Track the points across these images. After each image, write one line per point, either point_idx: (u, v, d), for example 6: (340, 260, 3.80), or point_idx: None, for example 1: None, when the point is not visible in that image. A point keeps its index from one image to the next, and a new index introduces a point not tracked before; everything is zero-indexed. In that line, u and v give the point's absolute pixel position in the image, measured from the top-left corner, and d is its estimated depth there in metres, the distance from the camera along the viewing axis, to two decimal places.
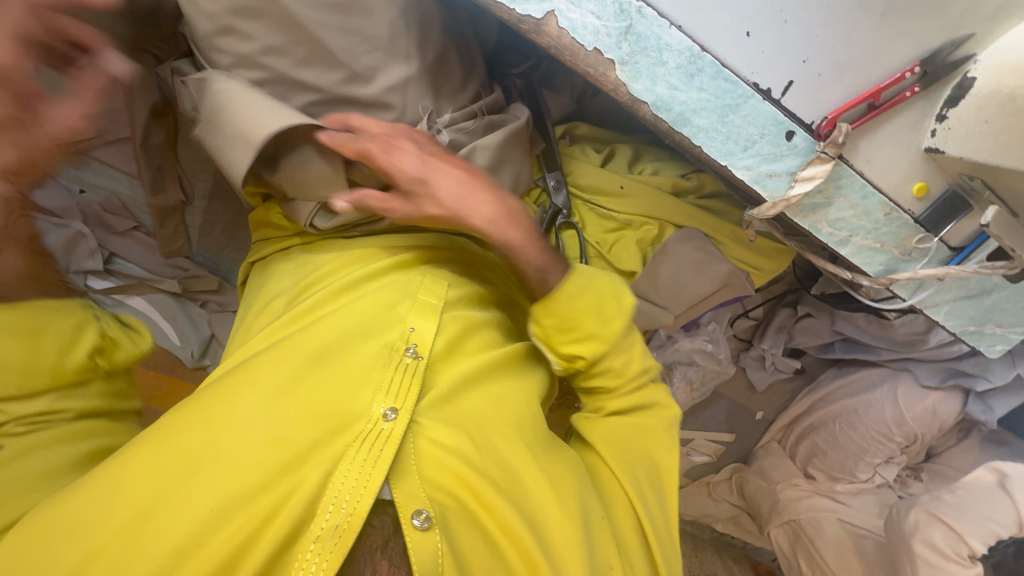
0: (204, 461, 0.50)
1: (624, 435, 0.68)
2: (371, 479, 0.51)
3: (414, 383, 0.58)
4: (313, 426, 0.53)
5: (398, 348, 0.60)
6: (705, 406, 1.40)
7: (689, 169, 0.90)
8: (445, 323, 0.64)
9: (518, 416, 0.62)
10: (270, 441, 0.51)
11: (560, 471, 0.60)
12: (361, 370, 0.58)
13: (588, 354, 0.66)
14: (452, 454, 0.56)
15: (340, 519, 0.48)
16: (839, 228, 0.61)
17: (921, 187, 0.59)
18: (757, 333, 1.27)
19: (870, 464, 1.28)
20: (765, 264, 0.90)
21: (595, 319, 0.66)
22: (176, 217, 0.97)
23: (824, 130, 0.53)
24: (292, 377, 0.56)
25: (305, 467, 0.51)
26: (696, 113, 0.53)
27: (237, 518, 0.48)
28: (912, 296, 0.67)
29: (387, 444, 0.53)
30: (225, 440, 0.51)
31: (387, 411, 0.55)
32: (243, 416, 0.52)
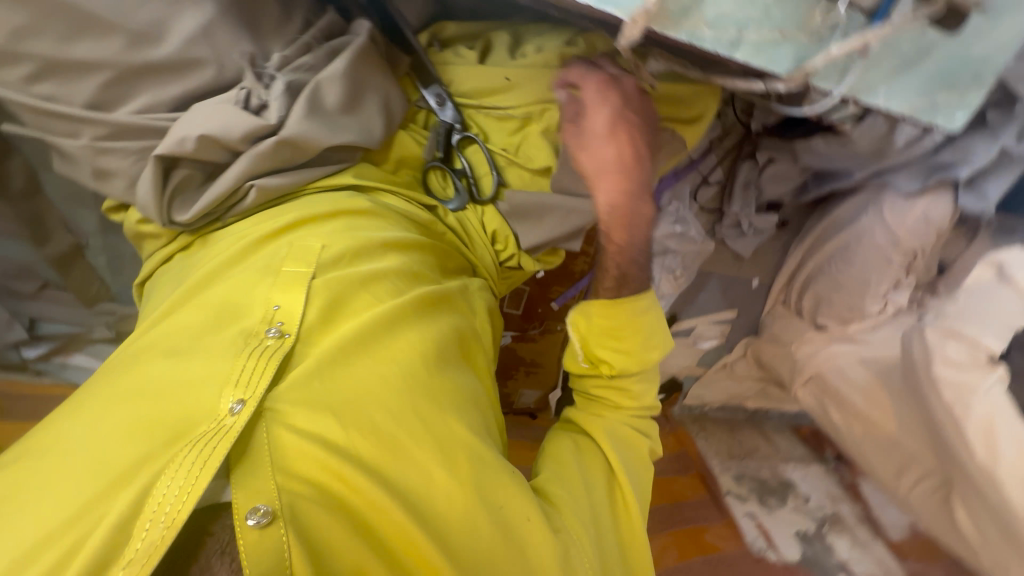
0: (30, 490, 0.47)
1: (617, 429, 0.76)
2: (196, 483, 0.46)
3: (269, 365, 0.54)
4: (143, 436, 0.49)
5: (257, 332, 0.57)
6: (699, 289, 1.34)
7: (572, 33, 0.77)
8: (313, 292, 0.61)
9: (406, 375, 0.59)
10: (95, 460, 0.48)
11: (450, 428, 0.59)
12: (207, 365, 0.53)
13: (622, 366, 0.76)
14: (313, 440, 0.52)
15: (156, 534, 0.44)
16: (724, 27, 0.51)
17: None
18: (726, 198, 1.17)
19: (876, 295, 1.17)
20: (690, 111, 0.78)
21: (639, 341, 0.76)
22: (80, 262, 0.92)
23: None
24: (133, 388, 0.53)
25: (127, 485, 0.46)
26: None
27: (54, 548, 0.44)
28: (840, 85, 0.57)
29: (222, 441, 0.48)
30: (58, 466, 0.48)
31: (232, 404, 0.51)
32: (78, 440, 0.50)
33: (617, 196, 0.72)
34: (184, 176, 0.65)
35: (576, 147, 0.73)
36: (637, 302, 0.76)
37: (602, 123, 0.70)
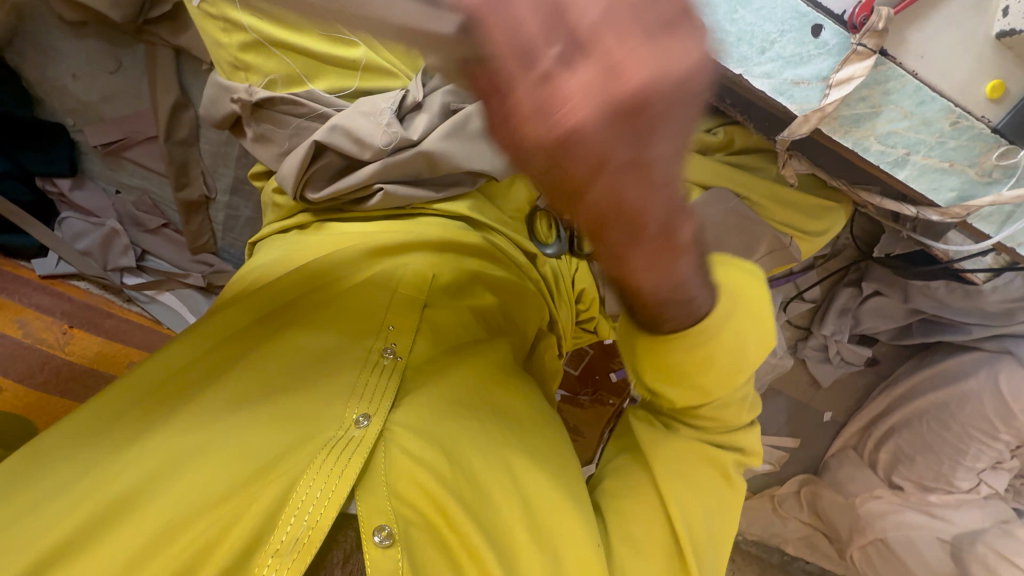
0: (169, 465, 0.47)
1: (688, 463, 0.56)
2: (337, 487, 0.47)
3: (390, 387, 0.54)
4: (281, 433, 0.50)
5: (376, 352, 0.57)
6: (761, 405, 1.24)
7: (716, 122, 0.78)
8: (425, 325, 0.61)
9: (496, 423, 0.57)
10: (240, 448, 0.48)
11: (540, 488, 0.54)
12: (332, 380, 0.55)
13: (682, 401, 0.51)
14: (425, 469, 0.50)
15: (300, 530, 0.45)
16: (893, 144, 0.50)
17: (997, 85, 0.47)
18: (817, 318, 1.12)
19: (971, 470, 1.07)
20: (812, 224, 0.77)
21: (715, 375, 0.49)
22: (201, 212, 1.00)
23: (858, 19, 0.44)
24: (264, 382, 0.54)
25: (274, 477, 0.47)
26: (698, 12, 0.45)
27: (200, 524, 0.45)
28: (999, 231, 0.55)
29: (356, 453, 0.49)
30: (195, 448, 0.48)
31: (359, 418, 0.52)
32: (215, 424, 0.50)
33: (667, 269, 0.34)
34: (325, 163, 0.67)
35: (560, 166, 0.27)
36: (713, 328, 0.46)
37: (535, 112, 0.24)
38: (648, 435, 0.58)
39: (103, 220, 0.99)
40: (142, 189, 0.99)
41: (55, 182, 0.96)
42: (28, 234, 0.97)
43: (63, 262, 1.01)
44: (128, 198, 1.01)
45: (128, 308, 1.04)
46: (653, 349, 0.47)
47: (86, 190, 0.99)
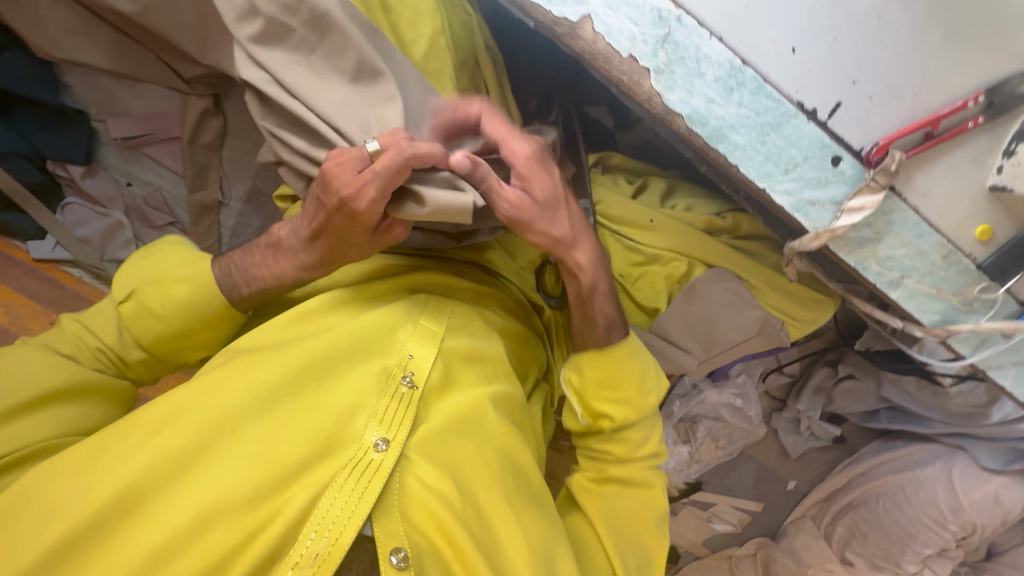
0: (190, 465, 0.45)
1: (623, 512, 0.61)
2: (357, 511, 0.45)
3: (408, 415, 0.51)
4: (303, 445, 0.47)
5: (394, 375, 0.53)
6: (730, 468, 1.28)
7: (724, 207, 0.85)
8: (442, 355, 0.57)
9: (503, 463, 0.54)
10: (262, 454, 0.46)
11: (541, 531, 0.53)
12: (352, 394, 0.51)
13: (616, 416, 0.61)
14: (436, 498, 0.49)
15: (320, 547, 0.44)
16: (890, 268, 0.55)
17: (984, 229, 0.53)
18: (792, 393, 1.16)
19: (918, 554, 1.12)
20: (803, 314, 0.82)
21: (635, 386, 0.61)
22: (211, 216, 0.99)
23: (874, 157, 0.49)
24: (284, 389, 0.50)
25: (296, 485, 0.46)
26: (734, 130, 0.49)
27: (220, 529, 0.43)
28: (973, 353, 0.60)
29: (375, 478, 0.47)
30: (217, 449, 0.46)
31: (378, 441, 0.49)
32: (236, 427, 0.47)
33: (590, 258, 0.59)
34: None
35: (520, 222, 0.55)
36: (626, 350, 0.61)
37: (550, 185, 0.56)
38: (585, 488, 0.63)
39: (110, 211, 0.98)
40: (154, 185, 0.98)
41: (66, 167, 0.95)
42: (30, 217, 0.97)
43: (59, 248, 0.99)
44: (139, 191, 0.99)
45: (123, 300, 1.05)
46: (595, 363, 0.61)
47: (97, 179, 0.97)
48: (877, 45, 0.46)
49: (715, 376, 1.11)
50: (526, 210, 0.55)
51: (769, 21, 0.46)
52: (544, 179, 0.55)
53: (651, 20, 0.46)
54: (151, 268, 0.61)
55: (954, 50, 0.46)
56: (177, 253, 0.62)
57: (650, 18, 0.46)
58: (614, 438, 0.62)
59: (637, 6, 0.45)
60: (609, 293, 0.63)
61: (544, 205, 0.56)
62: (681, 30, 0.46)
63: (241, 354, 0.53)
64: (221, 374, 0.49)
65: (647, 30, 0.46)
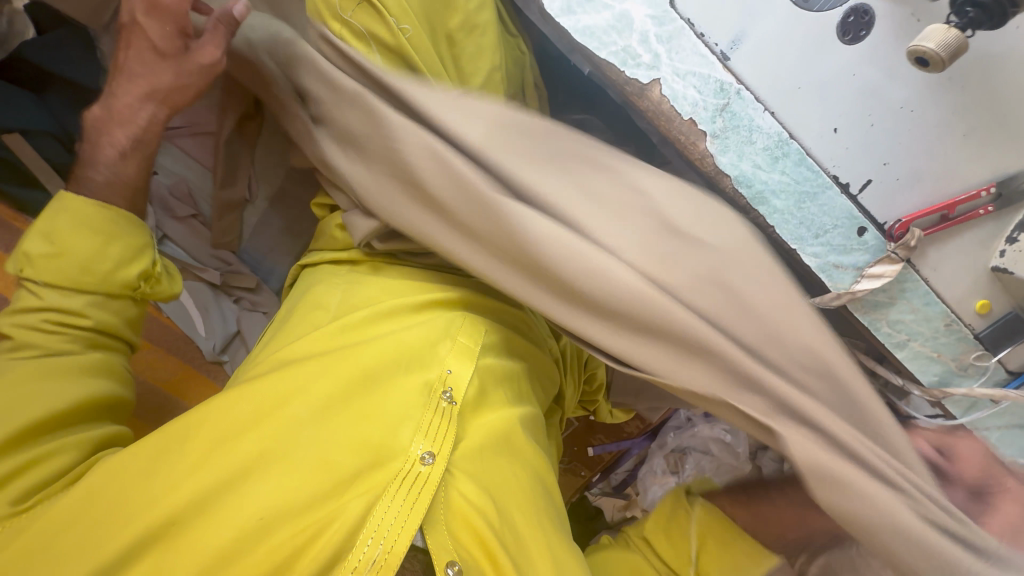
0: (249, 471, 0.47)
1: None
2: (409, 522, 0.47)
3: (451, 430, 0.52)
4: (357, 455, 0.49)
5: (435, 389, 0.55)
6: None
7: None
8: (478, 372, 0.59)
9: (534, 487, 0.56)
10: (320, 461, 0.48)
11: (570, 557, 0.54)
12: (398, 408, 0.53)
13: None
14: (477, 514, 0.50)
15: (377, 554, 0.45)
16: (898, 330, 0.60)
17: (984, 304, 0.58)
18: None
19: None
20: None
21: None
22: (235, 213, 1.00)
23: (896, 232, 0.54)
24: (337, 399, 0.52)
25: (349, 493, 0.48)
26: (775, 194, 0.53)
27: (281, 531, 0.46)
28: (964, 415, 0.66)
29: (424, 489, 0.48)
30: (278, 453, 0.48)
31: (425, 454, 0.50)
32: (295, 433, 0.49)
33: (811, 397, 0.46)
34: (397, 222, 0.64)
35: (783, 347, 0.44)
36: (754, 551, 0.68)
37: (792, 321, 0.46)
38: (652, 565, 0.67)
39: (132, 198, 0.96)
40: (181, 176, 0.99)
41: None
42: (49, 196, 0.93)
43: None
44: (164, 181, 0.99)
45: None
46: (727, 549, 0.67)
47: None
48: (907, 134, 0.51)
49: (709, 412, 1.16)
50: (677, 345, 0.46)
51: (817, 102, 0.51)
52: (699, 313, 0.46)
53: (713, 90, 0.50)
54: (43, 229, 0.56)
55: (974, 145, 0.51)
56: (58, 210, 0.57)
57: (713, 89, 0.50)
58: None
59: (702, 76, 0.50)
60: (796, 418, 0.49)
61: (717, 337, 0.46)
62: (738, 102, 0.50)
63: (294, 362, 0.55)
64: (278, 380, 0.51)
65: (709, 99, 0.50)
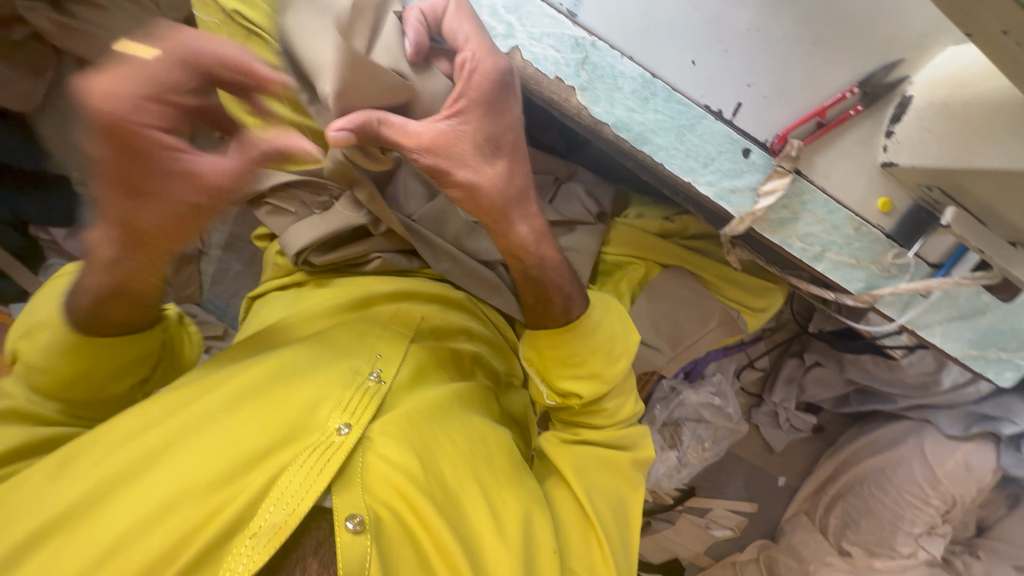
0: (163, 455, 0.49)
1: (593, 472, 0.65)
2: (315, 484, 0.49)
3: (372, 404, 0.56)
4: (268, 433, 0.52)
5: (362, 370, 0.59)
6: (720, 470, 1.31)
7: (672, 211, 0.90)
8: (410, 356, 0.64)
9: (474, 447, 0.60)
10: (227, 442, 0.51)
11: (516, 505, 0.58)
12: (319, 387, 0.56)
13: (586, 393, 0.64)
14: (399, 473, 0.54)
15: (278, 518, 0.48)
16: (811, 244, 0.62)
17: (885, 202, 0.60)
18: (766, 386, 1.22)
19: (909, 534, 1.13)
20: (758, 303, 0.88)
21: (602, 359, 0.64)
22: (191, 265, 1.01)
23: (777, 146, 0.57)
24: (252, 387, 0.55)
25: (260, 468, 0.50)
26: (654, 132, 0.56)
27: (184, 507, 0.47)
28: (901, 315, 0.66)
29: (334, 457, 0.52)
30: (188, 438, 0.51)
31: (341, 426, 0.54)
32: (206, 421, 0.52)
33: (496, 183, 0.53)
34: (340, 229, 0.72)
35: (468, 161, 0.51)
36: None
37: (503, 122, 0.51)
38: (561, 445, 0.66)
39: None
40: None
41: (49, 230, 0.99)
42: (15, 279, 0.98)
43: None
44: None
45: None
46: None
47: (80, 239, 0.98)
48: (760, 53, 0.54)
49: (690, 376, 1.17)
50: (456, 145, 0.50)
51: (667, 37, 0.54)
52: (495, 109, 0.50)
53: (570, 47, 0.54)
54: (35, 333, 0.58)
55: (826, 52, 0.54)
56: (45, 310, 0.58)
57: (569, 45, 0.54)
58: (594, 408, 0.67)
59: (557, 36, 0.54)
60: (562, 267, 0.62)
61: (481, 146, 0.51)
62: (597, 53, 0.54)
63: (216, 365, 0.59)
64: (197, 380, 0.56)
65: (568, 55, 0.54)
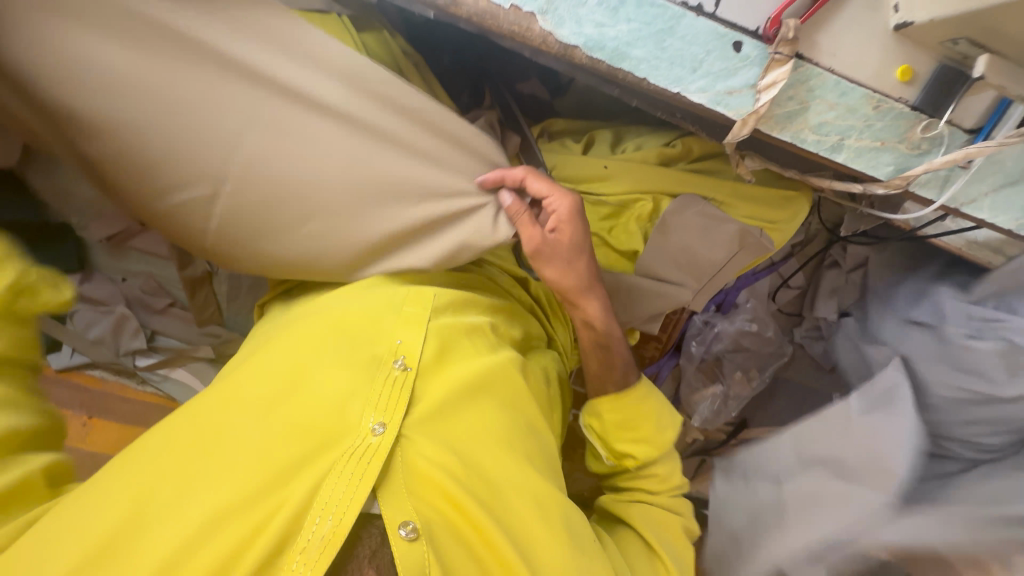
0: (204, 472, 0.50)
1: (651, 514, 0.74)
2: (358, 491, 0.51)
3: (403, 397, 0.57)
4: (299, 441, 0.53)
5: (386, 360, 0.59)
6: (771, 397, 1.21)
7: (672, 136, 0.86)
8: (432, 333, 0.62)
9: (508, 429, 0.60)
10: (261, 455, 0.51)
11: (553, 495, 0.59)
12: (342, 386, 0.56)
13: (640, 457, 0.75)
14: (439, 469, 0.55)
15: (325, 529, 0.49)
16: (826, 133, 0.56)
17: (905, 70, 0.53)
18: (807, 304, 1.17)
19: None
20: (778, 216, 0.82)
21: (651, 425, 0.75)
22: (205, 287, 1.02)
23: (770, 32, 0.50)
24: (270, 399, 0.55)
25: (299, 478, 0.51)
26: (631, 45, 0.52)
27: (230, 525, 0.49)
28: (942, 195, 0.60)
29: (374, 460, 0.53)
30: (220, 453, 0.51)
31: (375, 426, 0.55)
32: (235, 436, 0.52)
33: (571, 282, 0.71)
34: None
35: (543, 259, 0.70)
36: None
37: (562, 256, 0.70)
38: (617, 501, 0.77)
39: (112, 307, 1.04)
40: (145, 272, 1.02)
41: None
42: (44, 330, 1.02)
43: (77, 354, 1.07)
44: (134, 283, 1.04)
45: (143, 389, 1.10)
46: None
47: (94, 282, 1.02)
48: None
49: (723, 308, 1.14)
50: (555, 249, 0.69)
51: None
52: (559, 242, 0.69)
53: None
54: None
55: None
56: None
57: None
58: (644, 474, 0.76)
59: None
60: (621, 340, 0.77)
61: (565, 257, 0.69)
62: None
63: (230, 373, 0.60)
64: (216, 397, 0.56)
65: None
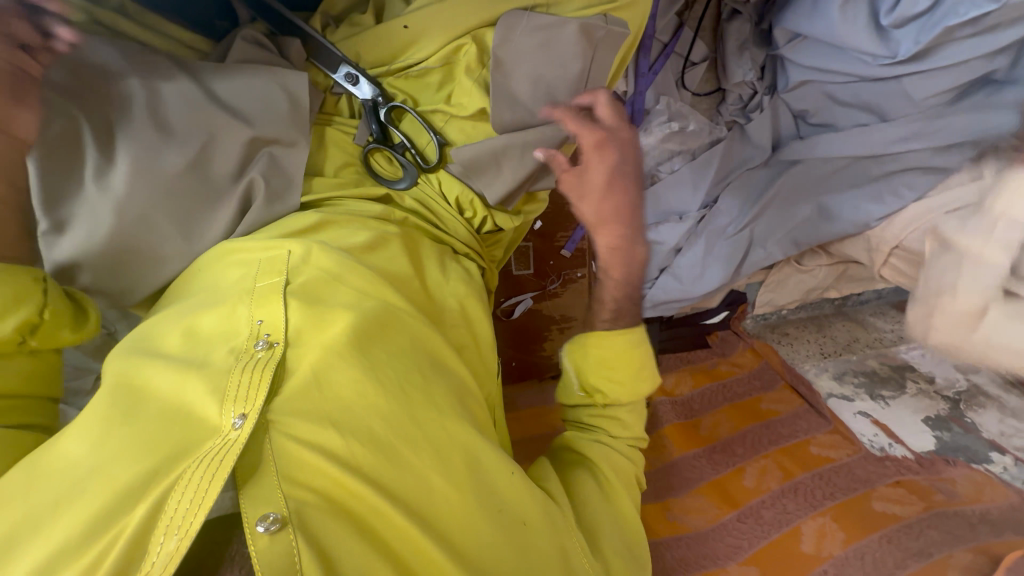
0: (43, 516, 0.46)
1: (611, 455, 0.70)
2: (206, 496, 0.45)
3: (263, 378, 0.53)
4: (145, 460, 0.48)
5: (248, 346, 0.56)
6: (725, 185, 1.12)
7: None
8: (293, 302, 0.59)
9: (399, 380, 0.56)
10: (104, 482, 0.47)
11: (456, 429, 0.57)
12: (195, 391, 0.53)
13: (612, 395, 0.72)
14: (320, 452, 0.51)
15: (169, 546, 0.43)
16: None
17: None
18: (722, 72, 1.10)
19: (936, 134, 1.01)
20: None
21: (636, 377, 0.72)
22: None
23: None
24: (110, 426, 0.50)
25: (140, 501, 0.46)
26: None
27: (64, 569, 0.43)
28: None
29: (229, 453, 0.48)
30: (60, 494, 0.47)
31: (235, 419, 0.50)
32: (76, 471, 0.48)
33: (618, 240, 0.70)
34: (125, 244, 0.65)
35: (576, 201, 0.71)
36: None
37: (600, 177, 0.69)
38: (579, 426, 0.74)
39: None
40: None
41: None
42: None
43: None
44: None
45: None
46: None
47: None
48: None
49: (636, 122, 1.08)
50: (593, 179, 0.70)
51: None
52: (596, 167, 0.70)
53: None
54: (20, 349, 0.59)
55: None
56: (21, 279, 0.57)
57: None
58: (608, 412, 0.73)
59: None
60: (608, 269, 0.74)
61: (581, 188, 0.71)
62: None
63: None
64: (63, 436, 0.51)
65: None
